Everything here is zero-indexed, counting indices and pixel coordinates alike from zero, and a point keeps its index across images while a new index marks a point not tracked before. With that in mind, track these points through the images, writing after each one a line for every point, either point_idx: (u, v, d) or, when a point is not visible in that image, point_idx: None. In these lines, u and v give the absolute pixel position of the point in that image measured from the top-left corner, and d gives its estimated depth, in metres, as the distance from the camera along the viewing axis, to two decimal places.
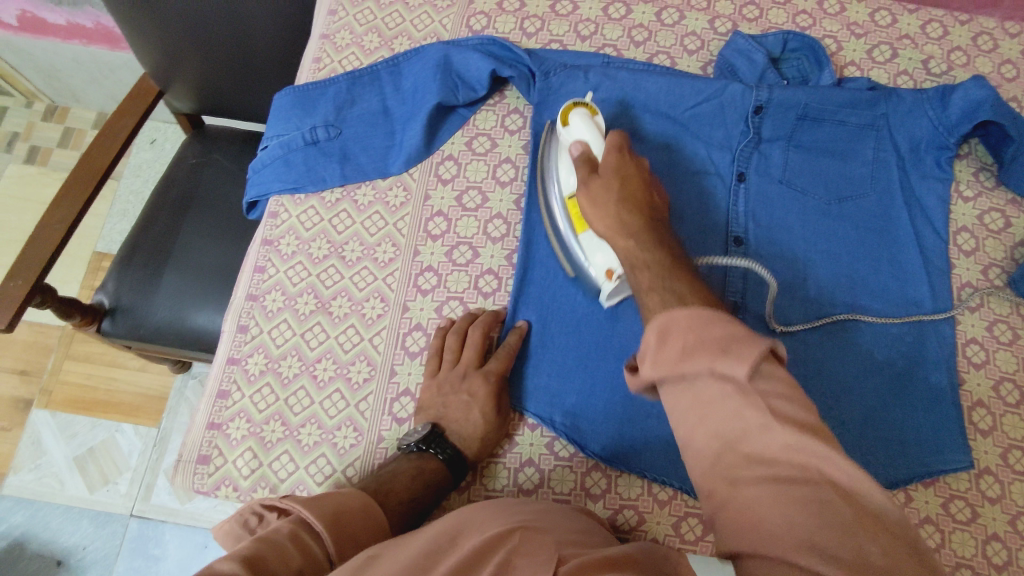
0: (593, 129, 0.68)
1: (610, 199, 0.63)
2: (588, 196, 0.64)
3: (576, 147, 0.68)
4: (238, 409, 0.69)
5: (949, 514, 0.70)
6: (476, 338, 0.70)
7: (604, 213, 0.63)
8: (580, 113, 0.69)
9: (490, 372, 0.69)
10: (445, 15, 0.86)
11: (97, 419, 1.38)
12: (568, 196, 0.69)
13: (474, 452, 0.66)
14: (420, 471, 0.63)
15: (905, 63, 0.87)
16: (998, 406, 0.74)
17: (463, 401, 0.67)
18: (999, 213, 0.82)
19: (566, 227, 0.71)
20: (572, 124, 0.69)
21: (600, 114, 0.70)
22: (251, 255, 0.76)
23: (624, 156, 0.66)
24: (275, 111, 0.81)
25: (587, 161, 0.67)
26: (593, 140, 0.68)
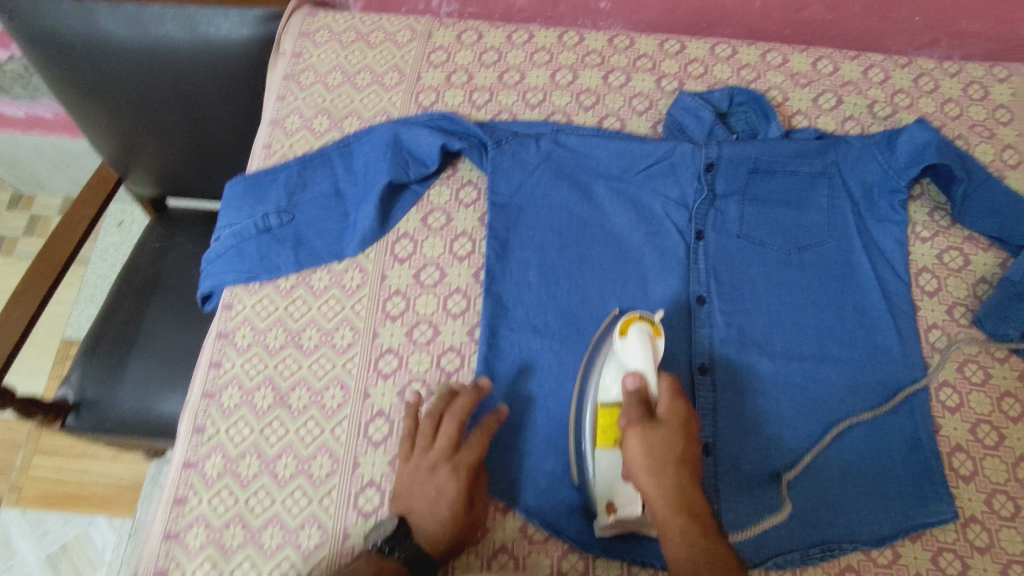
0: (651, 355, 0.65)
1: (657, 447, 0.58)
2: (642, 456, 0.58)
3: (631, 378, 0.63)
4: (196, 515, 0.66)
5: (940, 569, 0.68)
6: (450, 426, 0.65)
7: (641, 467, 0.58)
8: (642, 334, 0.65)
9: (461, 462, 0.64)
10: (394, 93, 0.87)
11: (68, 514, 1.33)
12: (603, 406, 0.65)
13: (438, 551, 0.61)
14: (380, 573, 0.58)
15: (851, 109, 0.89)
16: (977, 449, 0.73)
17: (431, 494, 0.63)
18: (957, 251, 0.82)
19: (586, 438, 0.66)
20: (629, 344, 0.65)
21: (663, 337, 0.67)
22: (206, 349, 0.74)
23: (686, 407, 0.61)
24: (227, 200, 0.80)
25: (642, 400, 0.62)
26: (648, 374, 0.64)
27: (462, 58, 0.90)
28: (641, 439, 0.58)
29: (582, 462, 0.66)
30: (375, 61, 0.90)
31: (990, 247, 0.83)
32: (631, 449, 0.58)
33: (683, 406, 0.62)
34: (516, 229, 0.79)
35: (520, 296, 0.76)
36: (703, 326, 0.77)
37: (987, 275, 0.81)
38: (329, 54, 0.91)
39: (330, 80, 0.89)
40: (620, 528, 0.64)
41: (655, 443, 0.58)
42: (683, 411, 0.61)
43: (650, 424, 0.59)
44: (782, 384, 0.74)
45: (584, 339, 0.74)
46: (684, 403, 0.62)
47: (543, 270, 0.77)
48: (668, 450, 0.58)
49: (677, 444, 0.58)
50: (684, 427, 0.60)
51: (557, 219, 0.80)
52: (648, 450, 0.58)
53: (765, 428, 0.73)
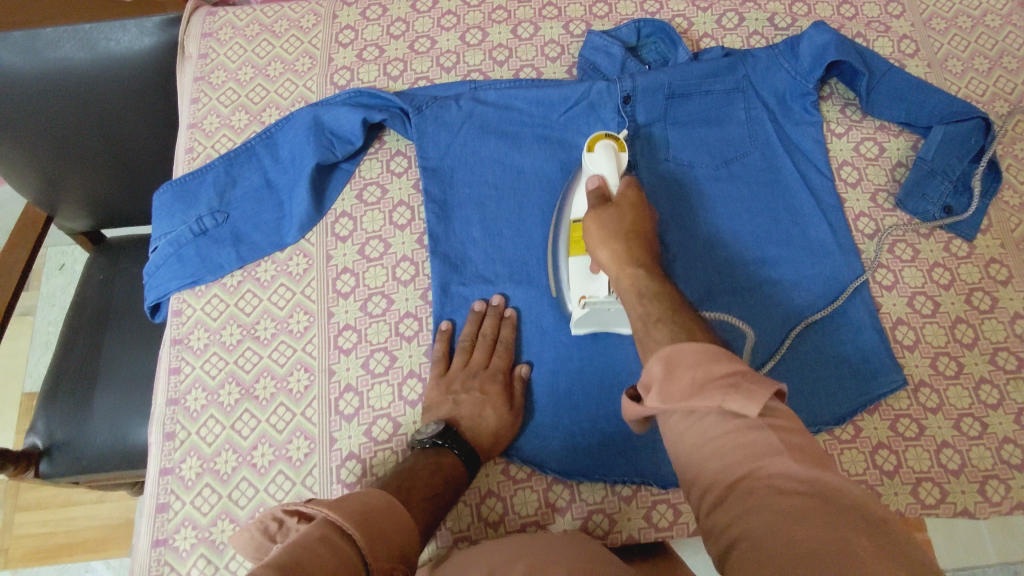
0: (616, 165, 0.69)
1: (610, 221, 0.64)
2: (599, 218, 0.65)
3: (593, 181, 0.68)
4: (182, 518, 0.67)
5: (899, 434, 0.72)
6: (485, 340, 0.72)
7: (598, 239, 0.64)
8: (608, 147, 0.69)
9: (498, 369, 0.70)
10: (309, 78, 0.87)
11: (62, 564, 1.30)
12: (575, 219, 0.70)
13: (487, 447, 0.66)
14: (440, 466, 0.62)
15: (753, 24, 0.92)
16: (917, 319, 0.77)
17: (476, 398, 0.68)
18: (872, 141, 0.86)
19: (560, 252, 0.72)
20: (597, 152, 0.69)
21: (627, 151, 0.71)
22: (163, 358, 0.74)
23: (642, 194, 0.68)
24: (156, 210, 0.79)
25: (600, 194, 0.67)
26: (609, 176, 0.68)
27: (371, 33, 0.90)
28: (597, 221, 0.65)
29: (557, 273, 0.72)
30: (284, 49, 0.89)
31: (901, 132, 0.87)
32: (592, 223, 0.65)
33: (637, 194, 0.68)
34: (451, 190, 0.80)
35: (466, 254, 0.77)
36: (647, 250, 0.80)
37: (901, 158, 0.85)
38: (236, 50, 0.90)
39: (242, 76, 0.88)
40: (593, 324, 0.70)
41: (609, 220, 0.65)
42: (636, 195, 0.68)
43: (606, 207, 0.66)
44: (728, 292, 0.77)
45: (534, 284, 0.76)
46: (637, 191, 0.68)
47: (485, 224, 0.78)
48: (624, 222, 0.65)
49: (628, 215, 0.65)
50: (639, 210, 0.66)
51: (491, 173, 0.81)
52: (603, 221, 0.65)
53: (721, 336, 0.76)
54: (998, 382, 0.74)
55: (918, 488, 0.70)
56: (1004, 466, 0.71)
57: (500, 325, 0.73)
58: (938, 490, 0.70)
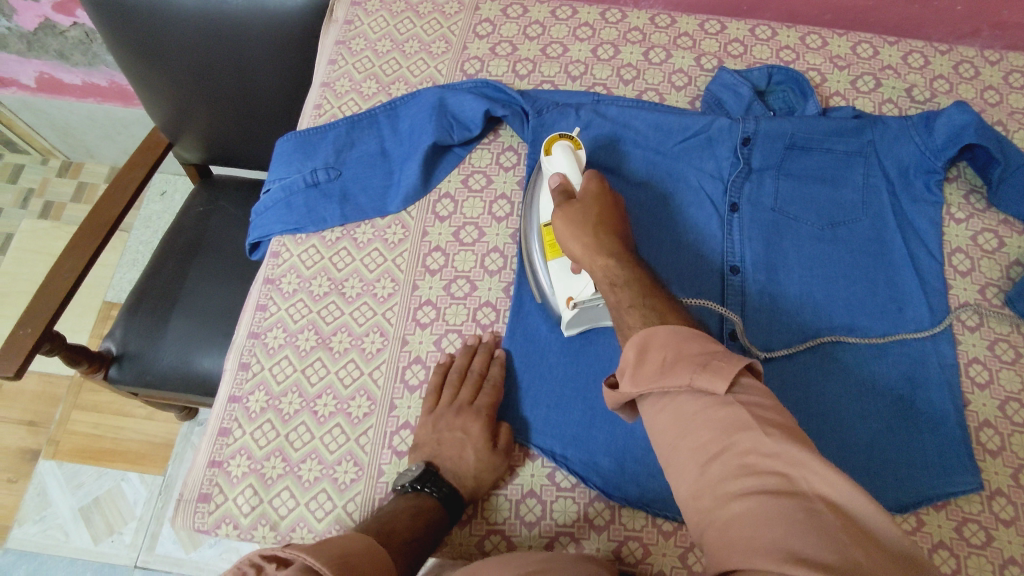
0: (573, 162, 0.71)
1: (573, 215, 0.67)
2: (563, 218, 0.67)
3: (554, 179, 0.71)
4: (239, 446, 0.69)
5: (964, 538, 0.68)
6: (472, 376, 0.70)
7: (568, 233, 0.66)
8: (564, 147, 0.71)
9: (482, 406, 0.69)
10: (441, 61, 0.90)
11: (102, 468, 1.37)
12: (546, 224, 0.72)
13: (470, 489, 0.66)
14: (419, 510, 0.62)
15: (888, 92, 0.90)
16: (1006, 425, 0.73)
17: (458, 438, 0.66)
18: (992, 234, 0.83)
19: (537, 253, 0.73)
20: (553, 153, 0.72)
21: (584, 148, 0.72)
22: (254, 293, 0.78)
23: (603, 185, 0.69)
24: (277, 155, 0.83)
25: (562, 190, 0.70)
26: (571, 170, 0.70)
27: (508, 30, 0.92)
28: (562, 220, 0.67)
29: (538, 278, 0.73)
30: (423, 30, 0.93)
31: None
32: (557, 224, 0.68)
33: (599, 185, 0.70)
34: None
35: None
36: (734, 294, 0.78)
37: (1021, 258, 0.82)
38: (380, 23, 0.94)
39: (380, 47, 0.92)
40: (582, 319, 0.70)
41: (576, 216, 0.67)
42: (597, 185, 0.69)
43: (569, 204, 0.68)
44: (812, 353, 0.75)
45: None
46: (599, 183, 0.69)
47: None
48: (588, 212, 0.67)
49: (592, 209, 0.67)
50: (603, 200, 0.68)
51: None
52: (569, 220, 0.67)
53: (794, 394, 0.74)
54: None
55: None
56: None
57: (490, 362, 0.72)
58: None
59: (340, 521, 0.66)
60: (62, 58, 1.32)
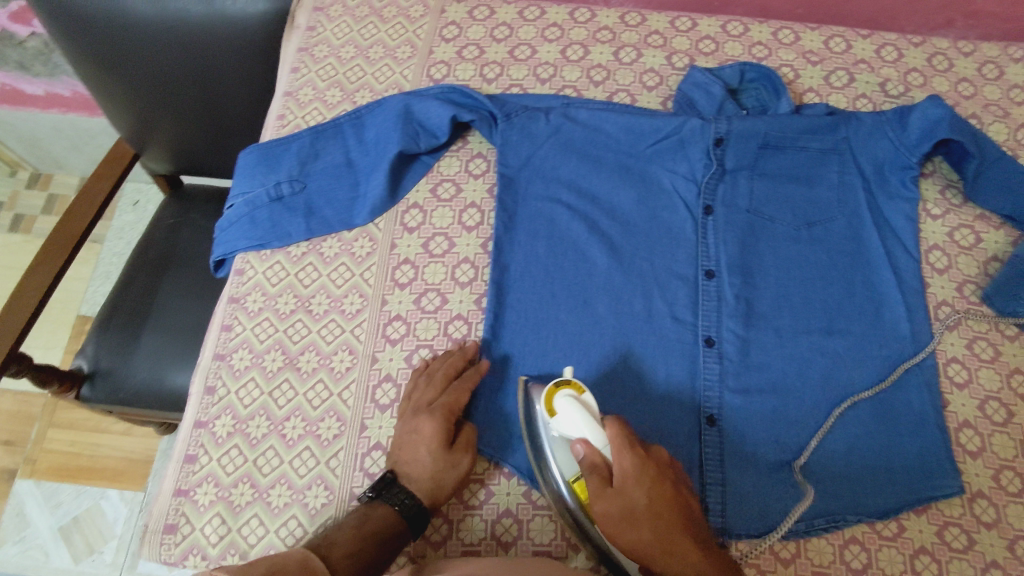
0: (588, 418, 0.60)
1: (615, 517, 0.56)
2: (608, 517, 0.56)
3: (578, 446, 0.59)
4: (205, 473, 0.67)
5: (945, 543, 0.67)
6: (436, 378, 0.68)
7: (616, 535, 0.56)
8: (568, 400, 0.61)
9: (440, 406, 0.66)
10: (406, 66, 0.88)
11: (81, 486, 1.34)
12: (572, 479, 0.62)
13: (426, 492, 0.63)
14: (367, 518, 0.59)
15: (863, 87, 0.88)
16: (985, 425, 0.72)
17: (412, 440, 0.65)
18: (969, 229, 0.82)
19: (573, 521, 0.63)
20: (557, 409, 0.62)
21: (588, 392, 0.63)
22: (218, 313, 0.75)
23: (636, 453, 0.57)
24: (239, 168, 0.81)
25: (590, 470, 0.58)
26: (591, 434, 0.59)
27: (474, 33, 0.90)
28: (606, 511, 0.56)
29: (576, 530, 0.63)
30: (387, 35, 0.90)
31: (1002, 226, 0.82)
32: (604, 524, 0.57)
33: (633, 457, 0.57)
34: (523, 202, 0.79)
35: (527, 268, 0.76)
36: (711, 299, 0.76)
37: (998, 253, 0.81)
38: (343, 28, 0.91)
39: (343, 54, 0.89)
40: None
41: (617, 512, 0.56)
42: (633, 463, 0.57)
43: (605, 496, 0.57)
44: (789, 357, 0.74)
45: (590, 309, 0.75)
46: (634, 455, 0.57)
47: (552, 242, 0.78)
48: (631, 508, 0.56)
49: (638, 498, 0.56)
50: (643, 481, 0.57)
51: (567, 191, 0.80)
52: (614, 520, 0.56)
53: (772, 400, 0.73)
54: None
55: None
56: None
57: (461, 365, 0.70)
58: None
59: None
60: (23, 69, 1.28)
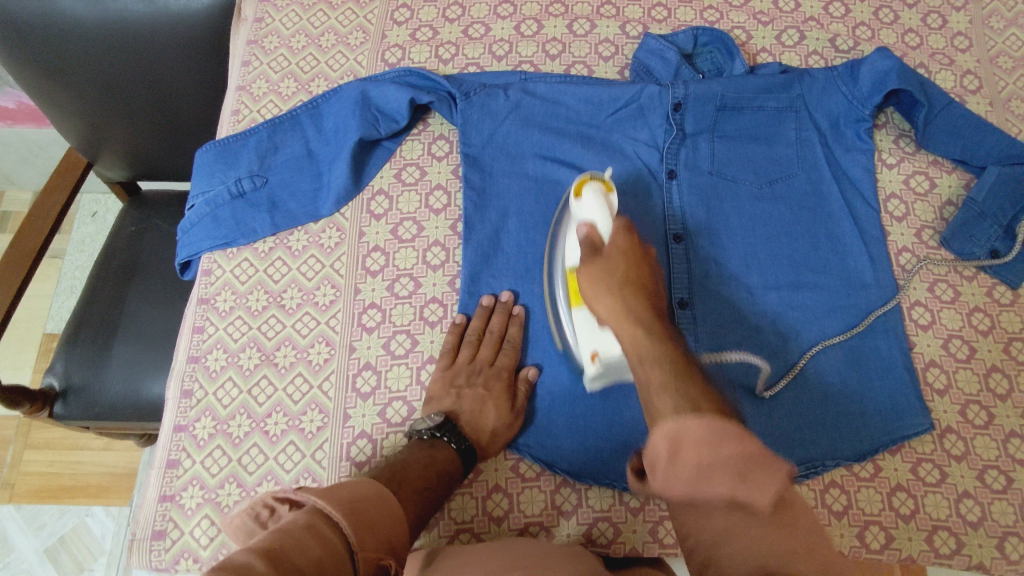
0: (605, 211, 0.66)
1: (596, 272, 0.61)
2: (588, 272, 0.62)
3: (583, 228, 0.65)
4: (190, 476, 0.66)
5: (919, 478, 0.70)
6: (491, 336, 0.71)
7: (591, 287, 0.61)
8: (595, 191, 0.66)
9: (503, 367, 0.70)
10: (360, 52, 0.87)
11: (64, 506, 1.32)
12: (569, 269, 0.68)
13: (484, 444, 0.66)
14: (434, 460, 0.61)
15: (813, 44, 0.90)
16: (950, 363, 0.75)
17: (478, 394, 0.67)
18: (923, 176, 0.84)
19: (563, 305, 0.68)
20: (584, 198, 0.67)
21: (615, 192, 0.68)
22: (189, 316, 0.74)
23: (632, 240, 0.64)
24: (197, 167, 0.79)
25: (589, 243, 0.64)
26: (600, 222, 0.65)
27: (426, 14, 0.89)
28: (585, 271, 0.62)
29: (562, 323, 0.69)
30: (338, 21, 0.89)
31: (954, 170, 0.85)
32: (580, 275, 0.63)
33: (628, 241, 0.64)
34: (489, 181, 0.79)
35: (498, 245, 0.77)
36: (681, 262, 0.77)
37: (952, 197, 0.83)
38: (291, 18, 0.89)
39: (294, 43, 0.88)
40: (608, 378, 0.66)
41: (599, 273, 0.61)
42: (626, 242, 0.64)
43: (594, 258, 0.63)
44: (760, 313, 0.76)
45: None
46: (629, 237, 0.64)
47: (521, 218, 0.78)
48: (619, 274, 0.61)
49: (619, 266, 0.62)
50: (631, 262, 0.63)
51: (532, 166, 0.80)
52: (593, 276, 0.61)
53: (749, 355, 0.74)
54: None
55: (933, 536, 0.68)
56: None
57: (508, 323, 0.72)
58: (953, 539, 0.68)
59: None
60: None
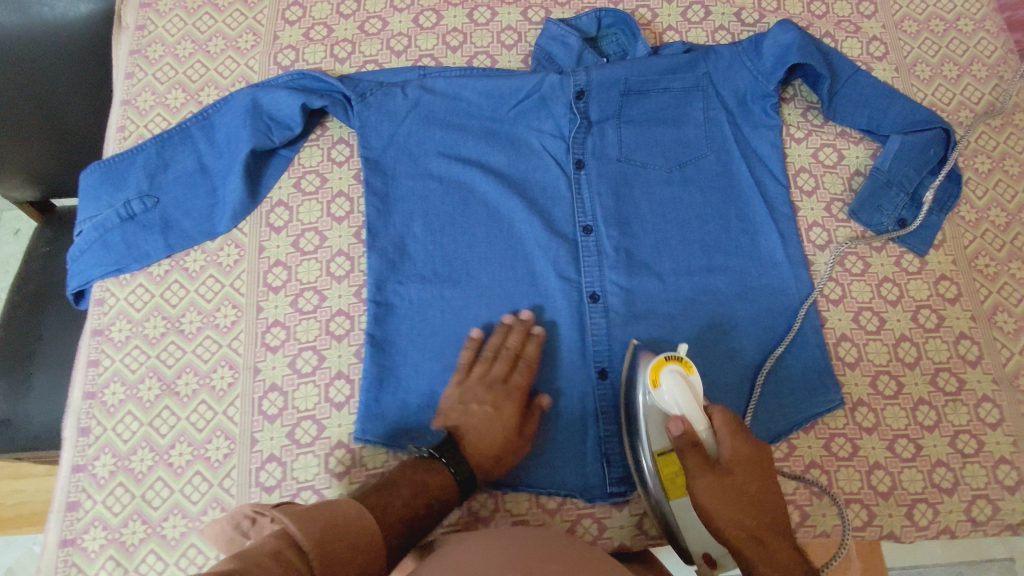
0: (692, 397, 0.62)
1: (723, 494, 0.60)
2: (714, 496, 0.59)
3: (675, 424, 0.61)
4: (91, 517, 0.65)
5: (832, 454, 0.71)
6: (506, 353, 0.69)
7: (714, 508, 0.59)
8: (674, 373, 0.62)
9: (516, 386, 0.68)
10: (250, 56, 0.83)
11: (9, 538, 1.27)
12: (660, 455, 0.65)
13: (486, 467, 0.66)
14: (426, 488, 0.61)
15: (720, 18, 0.88)
16: (860, 336, 0.76)
17: (487, 414, 0.67)
18: (831, 148, 0.84)
19: (654, 489, 0.66)
20: (662, 383, 0.63)
21: (695, 372, 0.64)
22: (83, 349, 0.71)
23: (749, 440, 0.61)
24: (82, 191, 0.75)
25: (692, 445, 0.61)
26: (692, 415, 0.62)
27: (319, 11, 0.85)
28: (707, 487, 0.60)
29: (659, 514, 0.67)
30: (226, 24, 0.84)
31: (863, 139, 0.85)
32: (702, 499, 0.60)
33: (746, 442, 0.61)
34: (393, 184, 0.77)
35: (405, 251, 0.75)
36: (592, 254, 0.76)
37: (860, 167, 0.83)
38: (175, 23, 0.85)
39: (180, 50, 0.83)
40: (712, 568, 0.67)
41: (721, 491, 0.60)
42: (745, 445, 0.61)
43: (717, 475, 0.60)
44: (674, 301, 0.75)
45: (474, 283, 0.74)
46: (746, 440, 0.61)
47: (428, 220, 0.76)
48: (740, 489, 0.60)
49: (744, 480, 0.60)
50: (750, 465, 0.61)
51: (437, 166, 0.78)
52: (719, 497, 0.59)
53: (663, 346, 0.74)
54: (936, 403, 0.73)
55: (845, 509, 0.70)
56: (934, 490, 0.71)
57: (526, 340, 0.70)
58: (864, 511, 0.70)
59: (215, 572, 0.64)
60: None
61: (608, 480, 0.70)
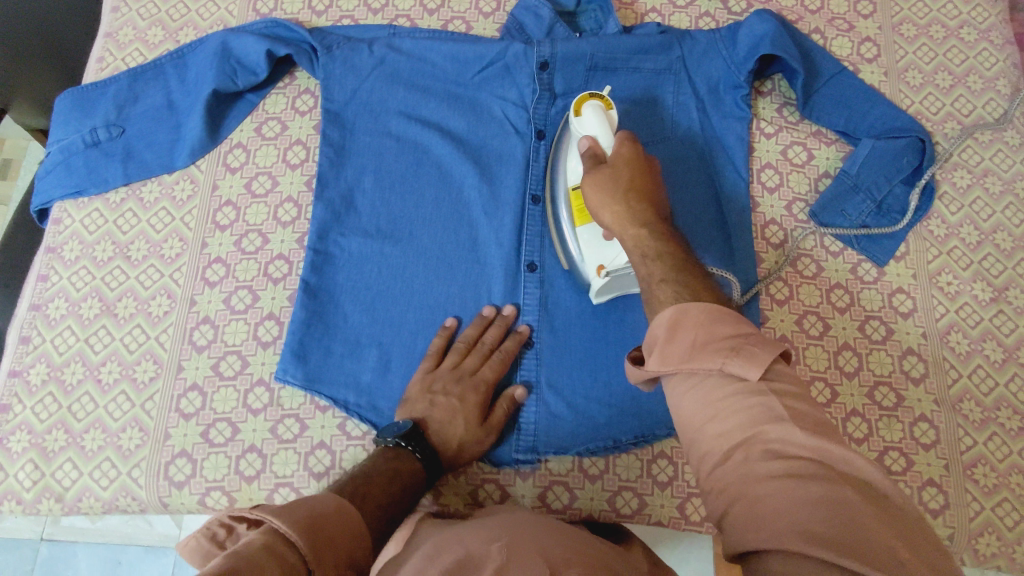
0: (605, 124, 0.65)
1: (605, 185, 0.60)
2: (597, 188, 0.61)
3: (586, 141, 0.65)
4: (19, 421, 0.69)
5: None
6: (481, 348, 0.70)
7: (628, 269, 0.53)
8: (593, 104, 0.66)
9: (483, 381, 0.68)
10: (231, 1, 0.85)
11: None
12: (574, 187, 0.68)
13: (449, 455, 0.65)
14: (399, 472, 0.59)
15: (705, 5, 0.86)
16: (801, 339, 0.74)
17: (452, 405, 0.66)
18: (802, 147, 0.81)
19: (564, 224, 0.69)
20: (583, 114, 0.67)
21: (615, 109, 0.67)
22: (37, 264, 0.75)
23: (636, 148, 0.62)
24: (55, 115, 0.78)
25: (593, 152, 0.64)
26: (601, 134, 0.65)
27: None
28: (594, 185, 0.61)
29: (566, 246, 0.69)
30: None
31: (837, 141, 0.82)
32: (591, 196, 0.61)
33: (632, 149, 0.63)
34: (350, 139, 0.78)
35: (352, 203, 0.75)
36: (535, 223, 0.75)
37: (830, 169, 0.81)
38: None
39: None
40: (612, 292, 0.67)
41: (608, 184, 0.60)
42: (630, 151, 0.62)
43: (601, 168, 0.62)
44: None
45: (414, 241, 0.74)
46: (632, 146, 0.62)
47: (378, 176, 0.77)
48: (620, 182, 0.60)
49: (624, 173, 0.60)
50: (637, 163, 0.61)
51: (396, 125, 0.78)
52: (601, 188, 0.60)
53: None
54: (868, 416, 0.71)
55: None
56: None
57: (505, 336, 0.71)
58: None
59: (123, 487, 0.67)
60: None
61: (515, 446, 0.70)
